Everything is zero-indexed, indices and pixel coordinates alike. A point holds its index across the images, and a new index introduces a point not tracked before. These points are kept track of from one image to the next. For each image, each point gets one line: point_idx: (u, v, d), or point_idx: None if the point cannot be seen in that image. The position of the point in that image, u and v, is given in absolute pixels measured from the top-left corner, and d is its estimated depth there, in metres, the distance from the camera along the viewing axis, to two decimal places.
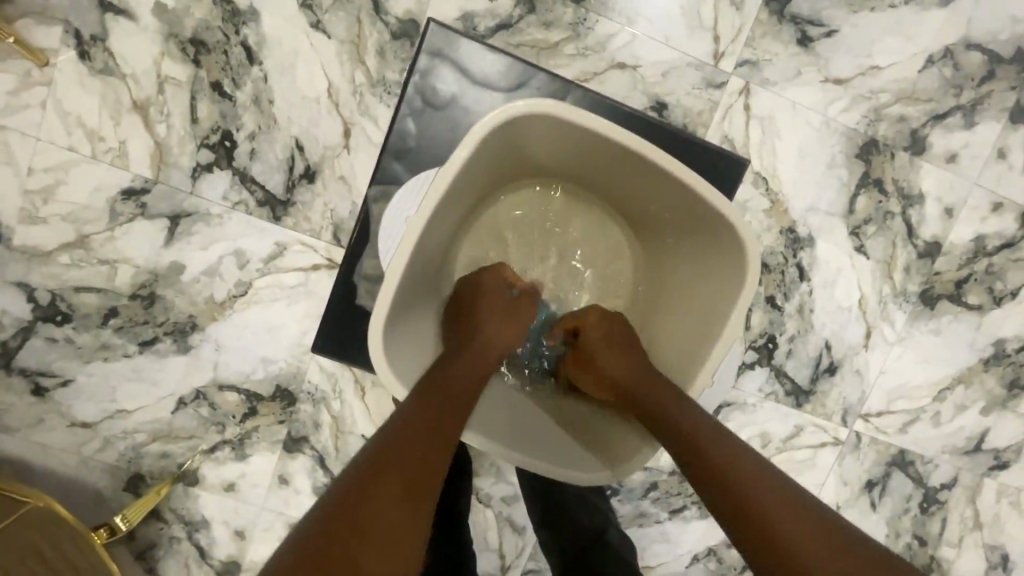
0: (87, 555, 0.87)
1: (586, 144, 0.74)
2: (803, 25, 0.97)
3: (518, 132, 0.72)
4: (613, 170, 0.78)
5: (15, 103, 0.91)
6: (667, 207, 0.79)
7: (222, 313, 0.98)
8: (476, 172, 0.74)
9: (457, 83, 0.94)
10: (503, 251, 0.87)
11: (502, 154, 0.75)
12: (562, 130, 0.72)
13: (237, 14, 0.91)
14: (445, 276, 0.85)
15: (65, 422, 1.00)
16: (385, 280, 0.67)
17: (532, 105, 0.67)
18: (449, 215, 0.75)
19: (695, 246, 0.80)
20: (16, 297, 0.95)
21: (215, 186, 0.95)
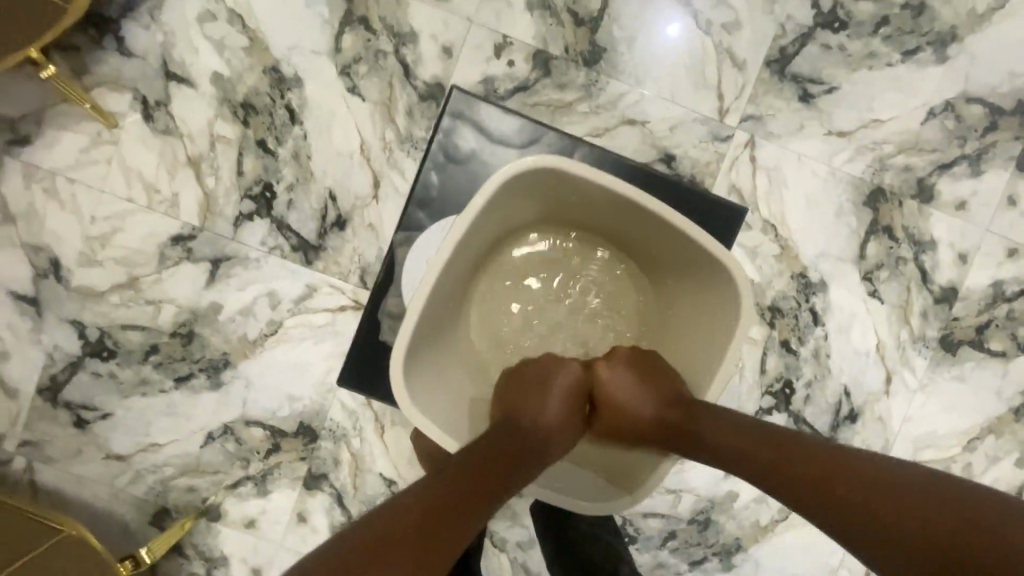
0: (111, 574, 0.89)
1: (595, 197, 0.79)
2: (804, 83, 1.03)
3: (530, 185, 0.78)
4: (620, 219, 0.82)
5: (85, 159, 1.02)
6: (670, 254, 0.83)
7: (254, 351, 1.04)
8: (492, 218, 0.79)
9: (477, 140, 1.02)
10: (515, 293, 0.90)
11: (518, 202, 0.81)
12: (570, 184, 0.78)
13: (284, 81, 1.02)
14: (460, 315, 0.88)
15: (101, 454, 1.05)
16: (407, 316, 0.72)
17: (544, 162, 0.74)
18: (466, 257, 0.80)
19: (691, 290, 0.84)
20: (69, 334, 1.03)
21: (255, 233, 1.03)
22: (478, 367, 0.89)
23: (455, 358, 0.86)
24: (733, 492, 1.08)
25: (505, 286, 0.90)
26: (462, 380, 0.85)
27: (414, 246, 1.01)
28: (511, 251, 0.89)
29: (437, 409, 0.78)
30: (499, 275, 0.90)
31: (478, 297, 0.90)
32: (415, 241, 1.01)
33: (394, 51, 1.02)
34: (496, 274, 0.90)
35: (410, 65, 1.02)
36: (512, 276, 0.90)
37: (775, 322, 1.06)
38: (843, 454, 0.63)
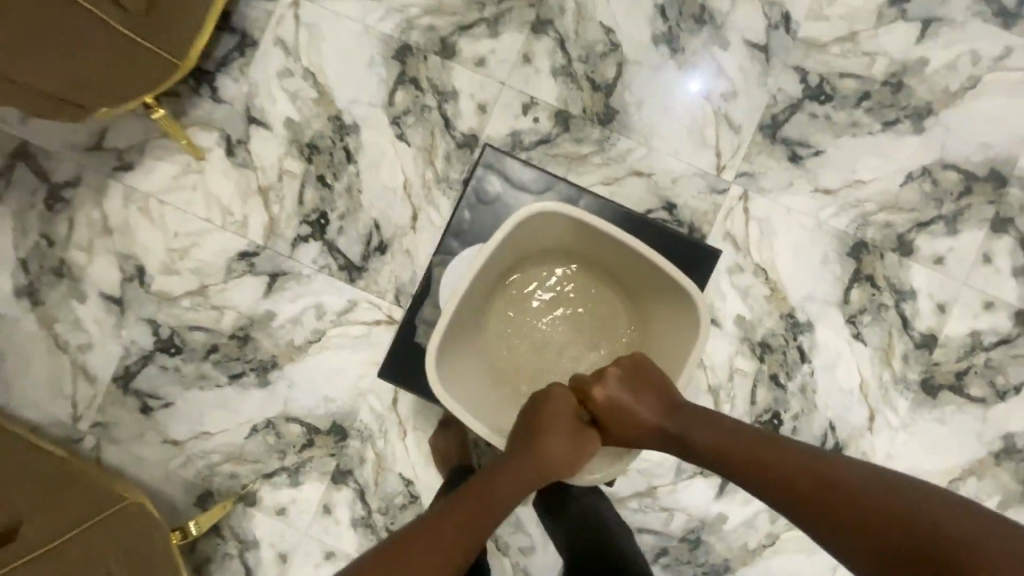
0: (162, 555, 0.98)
1: (592, 236, 0.94)
2: (793, 146, 1.17)
3: (542, 224, 0.93)
4: (613, 254, 0.96)
5: (175, 184, 1.21)
6: (654, 285, 0.96)
7: (299, 355, 1.19)
8: (509, 249, 0.94)
9: (502, 185, 1.18)
10: (526, 315, 1.03)
11: (533, 238, 0.96)
12: (576, 226, 0.93)
13: (344, 126, 1.21)
14: (478, 330, 1.02)
15: (159, 438, 1.20)
16: (438, 321, 0.86)
17: (556, 207, 0.89)
18: (487, 280, 0.95)
19: (669, 314, 0.96)
20: (145, 331, 1.20)
21: (309, 253, 1.20)
22: (490, 375, 1.01)
23: (474, 364, 0.99)
24: (722, 514, 1.16)
25: (518, 309, 1.03)
26: (477, 383, 0.98)
27: (447, 270, 1.16)
28: (523, 278, 1.03)
29: (460, 399, 0.92)
30: (513, 299, 1.03)
31: (495, 317, 1.03)
32: (449, 265, 1.16)
33: (438, 106, 1.20)
34: (510, 298, 1.03)
35: (451, 118, 1.20)
36: (524, 301, 1.03)
37: (765, 357, 1.17)
38: (836, 466, 0.72)
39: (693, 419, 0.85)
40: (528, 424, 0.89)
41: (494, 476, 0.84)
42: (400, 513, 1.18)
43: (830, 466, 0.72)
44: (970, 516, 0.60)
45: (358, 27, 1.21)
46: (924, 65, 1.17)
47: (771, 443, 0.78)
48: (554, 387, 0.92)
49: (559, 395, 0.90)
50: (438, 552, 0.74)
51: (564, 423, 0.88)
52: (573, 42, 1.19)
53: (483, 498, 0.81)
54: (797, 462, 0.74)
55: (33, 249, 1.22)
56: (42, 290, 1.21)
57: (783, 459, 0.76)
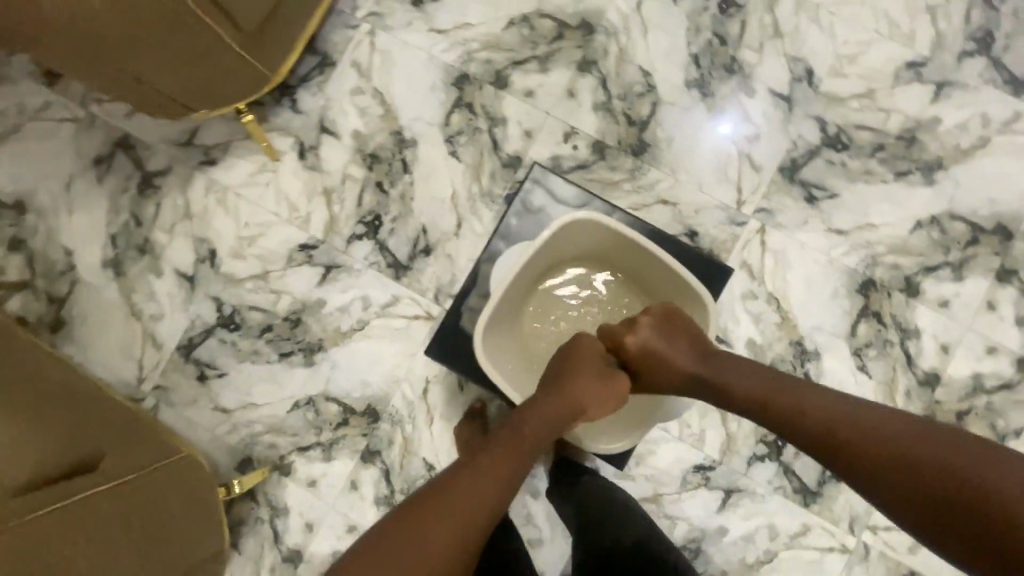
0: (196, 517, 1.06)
1: (620, 244, 1.07)
2: (810, 188, 1.28)
3: (577, 232, 1.06)
4: (636, 262, 1.09)
5: (251, 180, 1.37)
6: (671, 290, 1.09)
7: (343, 340, 1.31)
8: (547, 252, 1.07)
9: (545, 198, 1.32)
10: (556, 313, 1.15)
11: (568, 243, 1.09)
12: (607, 235, 1.06)
13: (403, 141, 1.36)
14: (515, 323, 1.14)
15: (211, 404, 1.32)
16: (485, 307, 0.99)
17: (592, 217, 1.02)
18: (526, 277, 1.07)
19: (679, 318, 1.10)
20: (210, 307, 1.34)
21: (361, 249, 1.33)
22: (523, 362, 1.13)
23: (509, 351, 1.11)
24: (723, 526, 1.23)
25: (549, 307, 1.15)
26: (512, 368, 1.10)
27: (494, 265, 1.29)
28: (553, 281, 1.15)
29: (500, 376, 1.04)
30: (545, 298, 1.16)
31: (528, 312, 1.15)
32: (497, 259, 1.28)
33: (488, 129, 1.34)
34: (540, 298, 1.16)
35: (499, 140, 1.34)
36: (555, 300, 1.16)
37: None
38: (848, 404, 0.81)
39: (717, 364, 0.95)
40: (560, 366, 1.00)
41: (522, 421, 0.92)
42: None
43: (845, 404, 0.81)
44: (964, 445, 0.68)
45: (424, 56, 1.37)
46: (936, 124, 1.27)
47: (794, 387, 0.87)
48: (584, 337, 1.04)
49: (589, 343, 1.02)
50: (471, 491, 0.81)
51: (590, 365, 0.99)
52: (613, 81, 1.33)
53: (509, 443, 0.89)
54: (819, 404, 0.82)
55: (123, 227, 1.38)
56: (126, 263, 1.37)
57: (802, 398, 0.84)
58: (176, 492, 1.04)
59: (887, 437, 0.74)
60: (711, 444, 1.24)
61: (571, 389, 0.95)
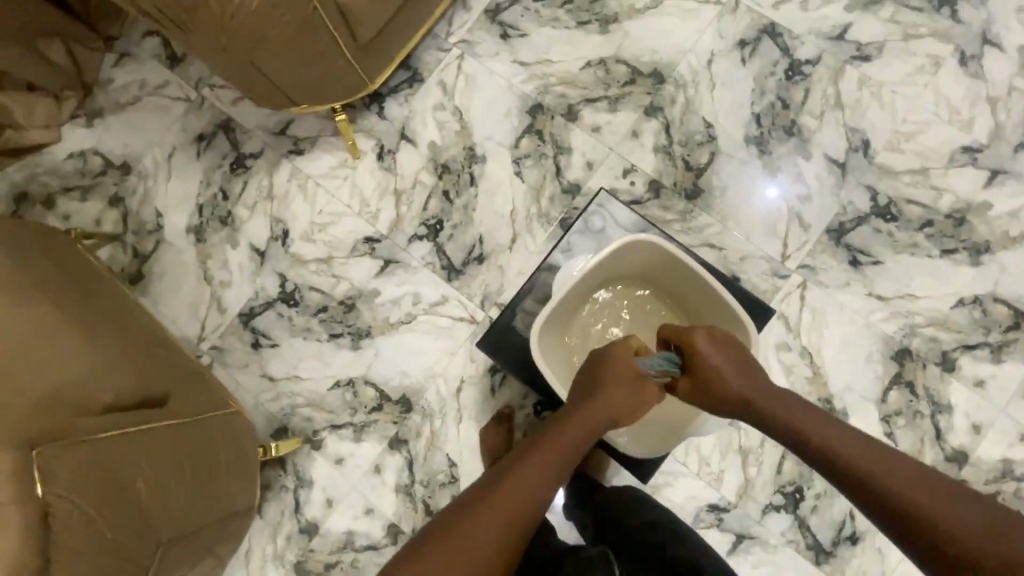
0: (234, 472, 1.08)
1: (673, 267, 1.14)
2: (855, 252, 1.32)
3: (633, 251, 1.15)
4: (686, 285, 1.16)
5: (331, 172, 1.50)
6: (714, 316, 1.15)
7: (390, 330, 1.40)
8: (603, 266, 1.16)
9: (605, 221, 1.40)
10: (603, 324, 1.23)
11: (622, 261, 1.17)
12: (660, 257, 1.14)
13: (474, 156, 1.47)
14: (564, 328, 1.21)
15: (259, 371, 1.42)
16: (541, 306, 1.07)
17: (649, 238, 1.11)
18: (580, 286, 1.16)
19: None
20: (274, 282, 1.45)
21: (420, 249, 1.43)
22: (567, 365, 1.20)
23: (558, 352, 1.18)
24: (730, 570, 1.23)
25: (596, 317, 1.23)
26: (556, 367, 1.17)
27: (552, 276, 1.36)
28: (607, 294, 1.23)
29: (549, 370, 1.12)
30: (594, 309, 1.23)
31: (577, 320, 1.23)
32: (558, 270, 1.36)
33: (553, 156, 1.44)
34: (592, 307, 1.24)
35: (562, 167, 1.44)
36: (602, 312, 1.24)
37: None
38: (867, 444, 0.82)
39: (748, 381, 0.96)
40: (594, 373, 1.01)
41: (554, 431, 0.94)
42: (438, 489, 1.33)
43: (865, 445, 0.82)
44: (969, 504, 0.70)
45: (505, 83, 1.49)
46: (987, 208, 1.31)
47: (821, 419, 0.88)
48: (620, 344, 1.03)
49: (622, 348, 1.02)
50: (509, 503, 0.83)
51: (619, 373, 0.99)
52: (676, 128, 1.42)
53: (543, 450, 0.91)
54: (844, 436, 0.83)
55: (210, 199, 1.52)
56: (208, 231, 1.50)
57: (818, 428, 0.86)
58: (228, 439, 1.09)
59: (889, 483, 0.75)
60: (729, 486, 1.26)
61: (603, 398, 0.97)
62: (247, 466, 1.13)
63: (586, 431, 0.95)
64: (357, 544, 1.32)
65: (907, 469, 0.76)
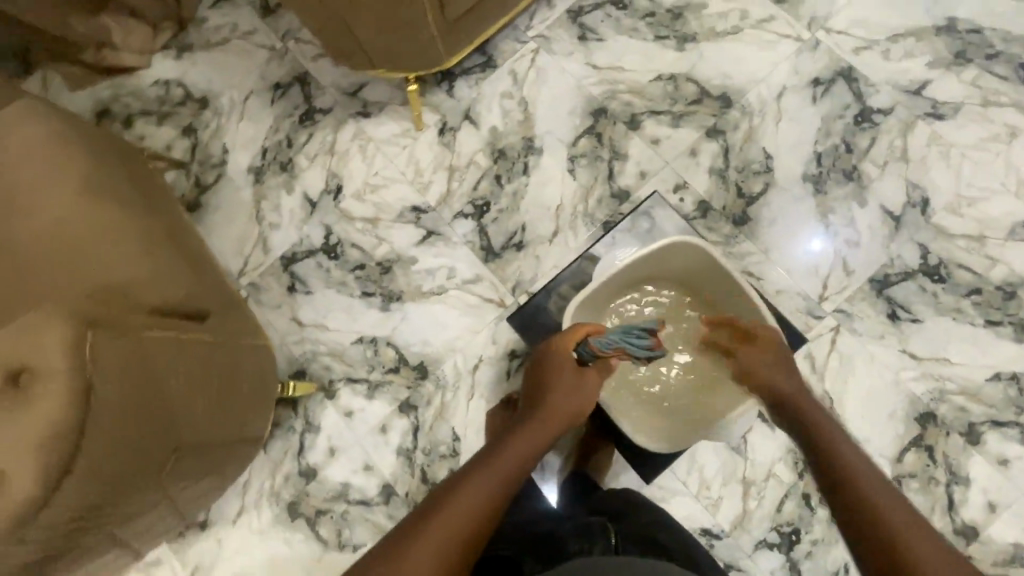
0: (249, 403, 1.08)
1: (723, 279, 1.17)
2: (895, 306, 1.30)
3: (677, 252, 1.18)
4: (731, 300, 1.19)
5: (392, 139, 1.55)
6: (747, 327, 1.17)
7: (420, 298, 1.43)
8: (646, 263, 1.19)
9: (650, 230, 1.42)
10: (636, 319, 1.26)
11: (665, 261, 1.21)
12: (704, 261, 1.17)
13: (532, 146, 1.50)
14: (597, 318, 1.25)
15: (289, 314, 1.47)
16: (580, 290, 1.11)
17: (695, 242, 1.14)
18: (621, 278, 1.19)
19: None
20: (320, 233, 1.51)
21: (463, 227, 1.47)
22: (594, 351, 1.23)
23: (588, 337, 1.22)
24: None
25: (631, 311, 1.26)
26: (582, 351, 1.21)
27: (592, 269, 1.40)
28: (652, 292, 1.26)
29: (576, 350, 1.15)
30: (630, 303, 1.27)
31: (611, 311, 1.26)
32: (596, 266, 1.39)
33: (609, 160, 1.46)
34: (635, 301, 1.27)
35: (615, 172, 1.45)
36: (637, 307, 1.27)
37: (805, 474, 1.24)
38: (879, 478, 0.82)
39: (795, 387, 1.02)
40: (545, 375, 1.09)
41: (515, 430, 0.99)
42: (438, 459, 1.35)
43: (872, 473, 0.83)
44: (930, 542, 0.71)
45: (574, 83, 1.52)
46: None
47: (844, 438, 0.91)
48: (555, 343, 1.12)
49: (558, 347, 1.11)
50: (484, 497, 0.84)
51: (566, 373, 1.08)
52: (735, 153, 1.43)
53: (509, 446, 0.94)
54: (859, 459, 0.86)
55: (275, 145, 1.59)
56: (267, 174, 1.57)
57: (852, 453, 0.87)
58: (254, 374, 1.10)
59: (882, 505, 0.77)
60: (725, 513, 1.25)
61: (554, 394, 1.05)
62: (264, 401, 1.15)
63: (546, 424, 1.01)
64: (350, 497, 1.35)
65: (900, 503, 0.77)
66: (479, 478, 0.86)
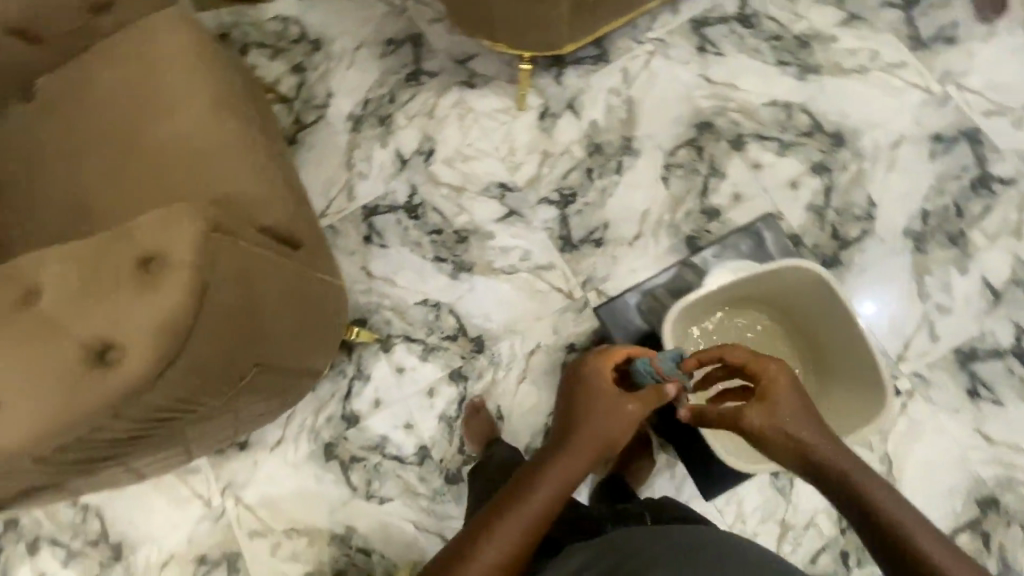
0: (319, 337, 1.08)
1: (839, 318, 1.17)
2: (977, 382, 1.25)
3: (788, 275, 1.18)
4: (836, 331, 1.19)
5: (492, 114, 1.56)
6: (845, 358, 1.19)
7: (490, 274, 1.44)
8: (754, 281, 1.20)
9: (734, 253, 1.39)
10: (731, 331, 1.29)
11: (773, 282, 1.21)
12: (813, 289, 1.17)
13: (630, 147, 1.48)
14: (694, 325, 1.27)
15: (360, 263, 1.49)
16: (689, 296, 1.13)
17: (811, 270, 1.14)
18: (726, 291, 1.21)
19: (845, 399, 1.20)
20: (405, 191, 1.53)
21: (546, 213, 1.47)
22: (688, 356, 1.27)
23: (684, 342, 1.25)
24: None
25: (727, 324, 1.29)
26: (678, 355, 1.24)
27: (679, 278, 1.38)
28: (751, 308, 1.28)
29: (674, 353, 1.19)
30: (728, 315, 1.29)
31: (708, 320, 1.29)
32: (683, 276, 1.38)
33: (705, 176, 1.44)
34: (746, 317, 1.30)
35: (709, 189, 1.43)
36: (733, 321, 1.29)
37: (847, 531, 1.22)
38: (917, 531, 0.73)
39: (815, 431, 0.86)
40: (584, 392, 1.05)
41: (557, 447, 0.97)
42: None
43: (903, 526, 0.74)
44: None
45: (684, 92, 1.50)
46: None
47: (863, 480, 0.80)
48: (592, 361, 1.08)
49: (594, 365, 1.06)
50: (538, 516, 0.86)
51: (604, 391, 1.02)
52: (838, 194, 1.39)
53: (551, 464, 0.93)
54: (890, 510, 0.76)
55: (377, 98, 1.62)
56: (365, 125, 1.60)
57: (880, 502, 0.77)
58: (331, 313, 1.09)
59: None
60: None
61: (594, 410, 1.00)
62: (335, 334, 1.15)
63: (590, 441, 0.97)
64: (387, 450, 1.37)
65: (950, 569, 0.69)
66: (528, 498, 0.87)
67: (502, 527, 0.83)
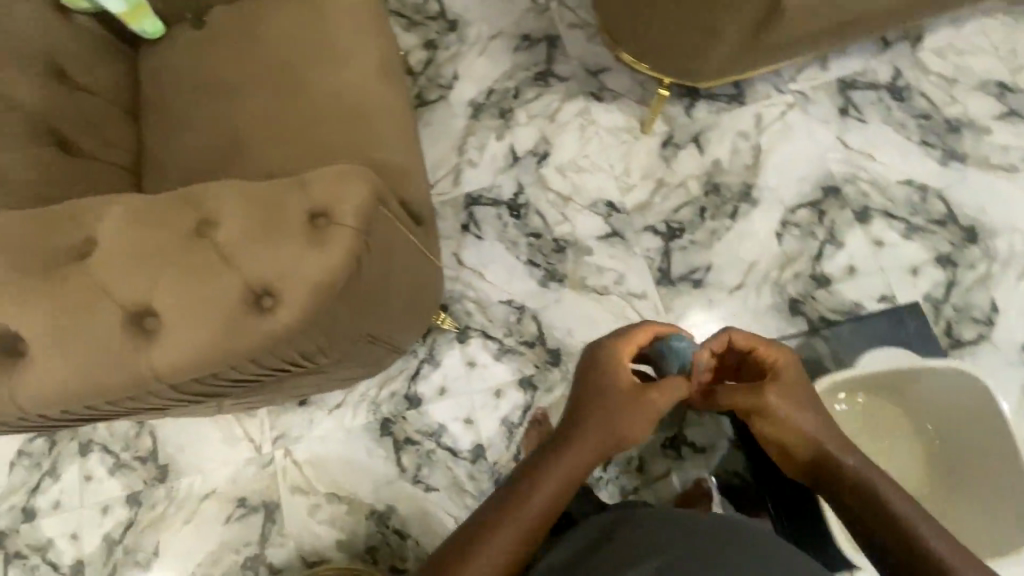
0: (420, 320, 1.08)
1: (984, 436, 1.13)
2: None
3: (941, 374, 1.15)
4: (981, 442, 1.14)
5: (614, 131, 1.54)
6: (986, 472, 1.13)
7: (581, 290, 1.42)
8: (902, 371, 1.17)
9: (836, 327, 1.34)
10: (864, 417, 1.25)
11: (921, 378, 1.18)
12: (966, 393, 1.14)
13: (749, 194, 1.44)
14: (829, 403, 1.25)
15: (453, 249, 1.49)
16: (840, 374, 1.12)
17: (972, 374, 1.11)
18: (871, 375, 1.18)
19: (975, 527, 1.13)
20: (511, 189, 1.52)
21: (649, 242, 1.44)
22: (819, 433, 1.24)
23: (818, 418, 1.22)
24: None
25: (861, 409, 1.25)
26: None
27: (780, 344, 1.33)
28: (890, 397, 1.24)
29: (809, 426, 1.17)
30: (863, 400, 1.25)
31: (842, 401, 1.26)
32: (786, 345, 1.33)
33: (821, 241, 1.39)
34: (879, 406, 1.26)
35: (824, 255, 1.38)
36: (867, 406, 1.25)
37: None
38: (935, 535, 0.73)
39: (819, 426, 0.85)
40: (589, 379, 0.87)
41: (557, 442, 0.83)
42: None
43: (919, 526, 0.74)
44: None
45: (817, 151, 1.45)
46: None
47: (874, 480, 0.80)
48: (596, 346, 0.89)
49: (602, 353, 0.88)
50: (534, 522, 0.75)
51: (615, 382, 0.85)
52: (959, 292, 1.33)
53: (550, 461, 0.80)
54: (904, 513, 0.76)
55: (502, 90, 1.61)
56: (484, 113, 1.59)
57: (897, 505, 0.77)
58: (432, 299, 1.09)
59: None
60: None
61: (604, 406, 0.84)
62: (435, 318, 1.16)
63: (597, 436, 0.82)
64: (443, 440, 1.36)
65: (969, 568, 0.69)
66: (521, 509, 0.75)
67: (497, 536, 0.73)
